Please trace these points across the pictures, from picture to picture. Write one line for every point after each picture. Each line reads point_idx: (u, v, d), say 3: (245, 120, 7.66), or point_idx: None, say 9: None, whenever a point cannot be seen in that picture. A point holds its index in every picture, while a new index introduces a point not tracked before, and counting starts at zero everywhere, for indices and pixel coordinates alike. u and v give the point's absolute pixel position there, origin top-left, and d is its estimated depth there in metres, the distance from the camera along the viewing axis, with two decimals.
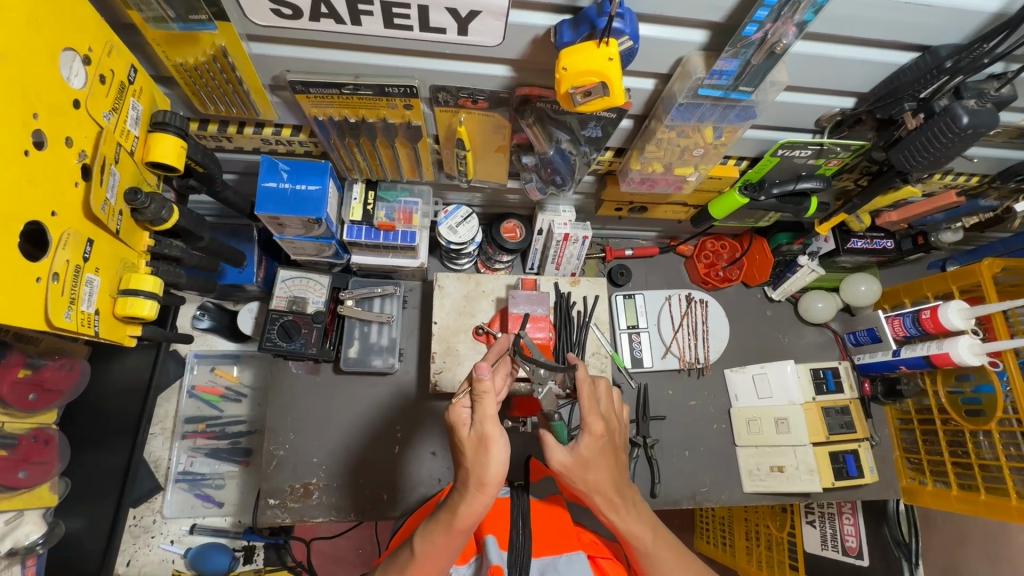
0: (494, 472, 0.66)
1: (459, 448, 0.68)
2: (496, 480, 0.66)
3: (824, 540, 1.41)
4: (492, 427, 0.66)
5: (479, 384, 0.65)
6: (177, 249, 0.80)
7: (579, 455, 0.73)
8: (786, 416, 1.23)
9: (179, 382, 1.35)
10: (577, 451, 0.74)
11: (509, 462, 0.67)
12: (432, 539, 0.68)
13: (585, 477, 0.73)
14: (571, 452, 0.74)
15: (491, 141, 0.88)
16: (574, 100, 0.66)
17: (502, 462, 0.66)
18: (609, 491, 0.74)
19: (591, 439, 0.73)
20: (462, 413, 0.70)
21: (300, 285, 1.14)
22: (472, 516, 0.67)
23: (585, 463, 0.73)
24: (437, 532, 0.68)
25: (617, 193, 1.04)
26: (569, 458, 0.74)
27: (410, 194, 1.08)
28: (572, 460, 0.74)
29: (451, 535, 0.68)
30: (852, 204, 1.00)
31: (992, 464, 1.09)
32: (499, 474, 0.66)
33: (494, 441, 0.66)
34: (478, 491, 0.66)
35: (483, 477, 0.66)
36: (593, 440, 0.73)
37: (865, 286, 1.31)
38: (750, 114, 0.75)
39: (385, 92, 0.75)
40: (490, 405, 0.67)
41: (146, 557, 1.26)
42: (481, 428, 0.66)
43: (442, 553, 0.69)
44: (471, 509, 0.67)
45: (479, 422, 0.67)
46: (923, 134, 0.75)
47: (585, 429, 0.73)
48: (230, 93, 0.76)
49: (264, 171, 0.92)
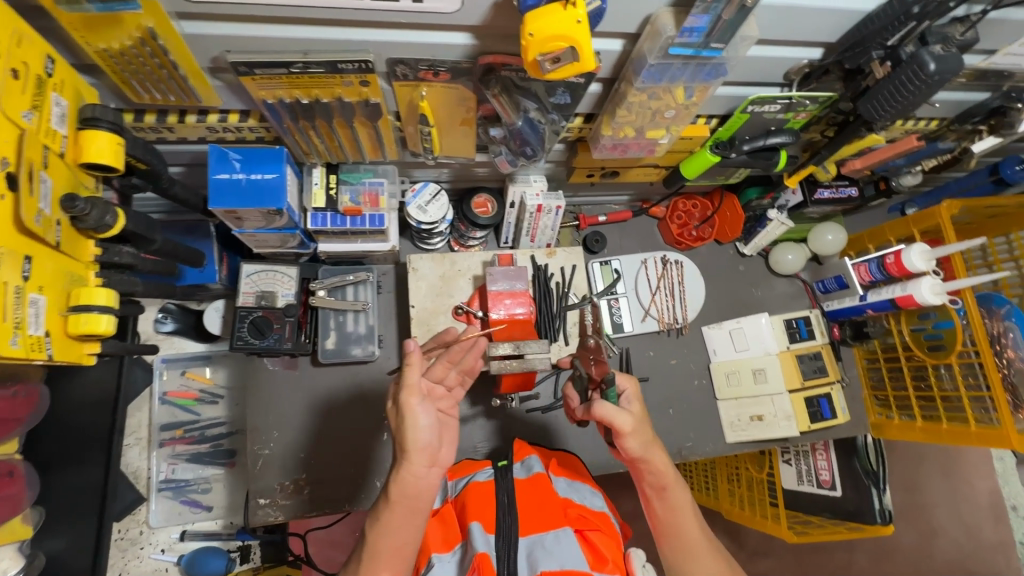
0: (412, 436, 0.67)
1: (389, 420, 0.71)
2: (420, 444, 0.67)
3: (801, 475, 1.46)
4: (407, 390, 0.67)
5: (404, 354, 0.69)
6: (128, 256, 0.73)
7: (634, 411, 0.80)
8: (763, 366, 1.28)
9: (148, 389, 1.29)
10: (631, 408, 0.80)
11: (430, 427, 0.68)
12: (381, 521, 0.66)
13: (643, 433, 0.79)
14: (629, 410, 0.79)
15: (456, 114, 0.84)
16: (542, 68, 0.62)
17: (421, 426, 0.67)
18: (665, 466, 0.80)
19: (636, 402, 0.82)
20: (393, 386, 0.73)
21: (267, 278, 1.09)
22: (407, 485, 0.67)
23: (641, 423, 0.79)
24: (382, 514, 0.67)
25: (589, 159, 1.01)
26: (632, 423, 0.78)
27: (374, 174, 1.02)
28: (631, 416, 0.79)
29: (392, 509, 0.67)
30: (821, 155, 1.02)
31: (953, 395, 1.16)
32: (420, 438, 0.67)
33: (412, 406, 0.68)
34: (404, 457, 0.67)
35: (403, 443, 0.67)
36: (636, 396, 0.83)
37: (832, 235, 1.34)
38: (721, 71, 0.74)
39: (337, 69, 0.70)
40: (411, 372, 0.68)
41: (138, 568, 1.23)
42: (400, 394, 0.68)
43: (398, 532, 0.66)
44: (403, 479, 0.67)
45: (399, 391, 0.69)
46: (891, 83, 0.75)
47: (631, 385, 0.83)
48: (165, 80, 0.69)
49: (213, 162, 0.85)
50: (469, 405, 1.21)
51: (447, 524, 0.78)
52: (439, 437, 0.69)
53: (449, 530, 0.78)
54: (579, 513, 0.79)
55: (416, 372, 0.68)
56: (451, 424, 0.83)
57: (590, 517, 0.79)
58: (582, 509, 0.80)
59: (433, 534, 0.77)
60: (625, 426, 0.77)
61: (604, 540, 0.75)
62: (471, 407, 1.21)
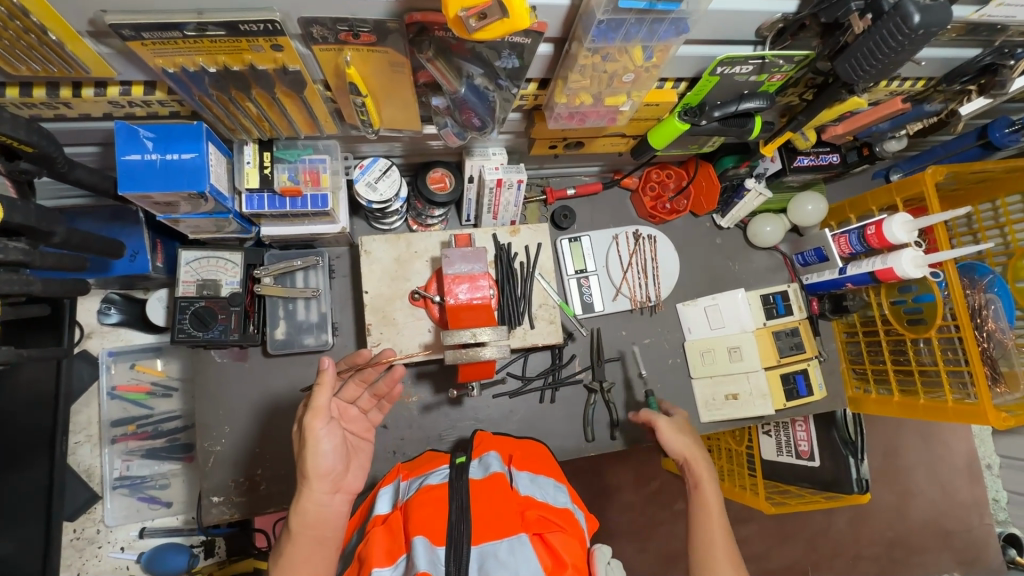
0: (315, 463, 0.74)
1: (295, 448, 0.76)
2: (322, 470, 0.74)
3: (780, 447, 1.44)
4: (309, 421, 0.72)
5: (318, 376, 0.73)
6: (17, 252, 0.64)
7: (676, 422, 1.01)
8: (738, 344, 1.23)
9: (96, 384, 1.23)
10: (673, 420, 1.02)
11: (329, 454, 0.74)
12: (284, 554, 0.72)
13: (676, 435, 0.98)
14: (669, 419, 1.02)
15: (390, 82, 0.75)
16: (467, 27, 0.53)
17: (323, 452, 0.74)
18: (698, 471, 0.95)
19: (680, 421, 1.05)
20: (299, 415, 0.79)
21: (208, 265, 1.02)
22: (312, 514, 0.74)
23: (682, 430, 1.00)
24: (287, 544, 0.73)
25: (547, 129, 0.93)
26: (672, 425, 1.00)
27: (315, 150, 0.94)
28: (670, 422, 1.00)
29: (296, 542, 0.72)
30: (797, 121, 0.94)
31: (931, 369, 1.12)
32: (320, 463, 0.74)
33: (314, 431, 0.73)
34: (305, 483, 0.74)
35: (304, 469, 0.74)
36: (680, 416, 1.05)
37: (812, 205, 1.28)
38: (682, 28, 0.65)
39: (240, 31, 0.61)
40: (319, 396, 0.73)
41: (97, 567, 1.19)
42: (305, 418, 0.73)
43: (301, 564, 0.71)
44: (305, 505, 0.74)
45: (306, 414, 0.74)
46: (872, 37, 0.67)
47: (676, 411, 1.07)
48: (38, 49, 0.59)
49: (121, 140, 0.76)
50: (432, 393, 1.16)
51: (392, 534, 0.72)
52: (342, 462, 0.76)
53: (393, 542, 0.71)
54: (539, 514, 0.73)
55: (320, 399, 0.72)
56: (365, 448, 0.86)
57: (551, 517, 0.73)
58: (543, 509, 0.74)
59: (377, 545, 0.71)
60: (660, 424, 0.99)
61: (565, 542, 0.70)
62: (435, 394, 1.16)
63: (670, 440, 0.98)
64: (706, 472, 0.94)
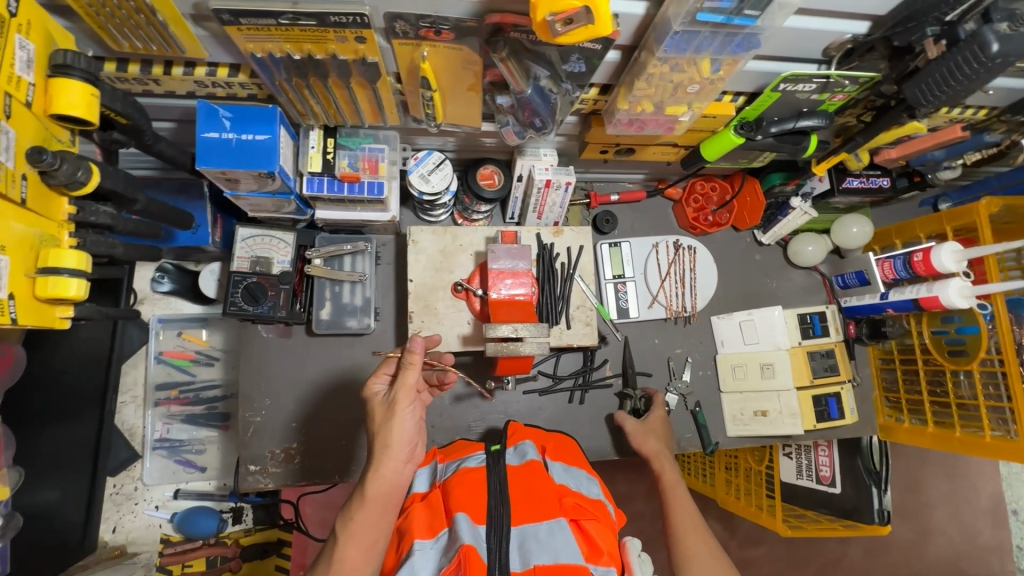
0: (398, 434, 0.77)
1: (374, 418, 0.78)
2: (402, 442, 0.77)
3: (800, 470, 1.44)
4: (401, 392, 0.77)
5: (407, 355, 0.76)
6: (106, 216, 0.70)
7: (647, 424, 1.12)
8: (772, 361, 1.23)
9: (144, 348, 1.29)
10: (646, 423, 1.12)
11: (410, 429, 0.78)
12: (353, 519, 0.74)
13: (645, 439, 1.10)
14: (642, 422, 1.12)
15: (459, 78, 0.78)
16: (552, 30, 0.56)
17: (406, 427, 0.77)
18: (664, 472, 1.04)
19: (655, 415, 1.14)
20: (374, 389, 0.82)
21: (263, 243, 1.05)
22: (384, 482, 0.76)
23: (649, 430, 1.11)
24: (354, 510, 0.75)
25: (602, 134, 0.94)
26: (638, 426, 1.12)
27: (375, 140, 0.97)
28: (641, 427, 1.12)
29: (366, 507, 0.74)
30: (854, 142, 0.94)
31: (970, 403, 1.10)
32: (402, 436, 0.77)
33: (401, 405, 0.77)
34: (383, 454, 0.76)
35: (387, 439, 0.76)
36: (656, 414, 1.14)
37: (858, 227, 1.26)
38: (754, 43, 0.67)
39: (330, 22, 0.64)
40: (409, 374, 0.77)
41: (133, 523, 1.25)
42: (394, 393, 0.77)
43: (367, 530, 0.74)
44: (379, 476, 0.76)
45: (395, 389, 0.77)
46: (945, 63, 0.67)
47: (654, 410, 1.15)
48: (143, 27, 0.63)
49: (202, 119, 0.80)
50: (465, 384, 1.18)
51: (433, 510, 0.77)
52: (417, 437, 0.80)
53: (435, 517, 0.76)
54: (575, 501, 0.77)
55: (410, 372, 0.77)
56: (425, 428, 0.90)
57: (586, 506, 0.78)
58: (578, 497, 0.79)
59: (418, 520, 0.76)
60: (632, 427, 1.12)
61: (599, 530, 0.75)
62: (467, 386, 1.18)
63: (639, 443, 1.10)
64: (668, 465, 1.05)
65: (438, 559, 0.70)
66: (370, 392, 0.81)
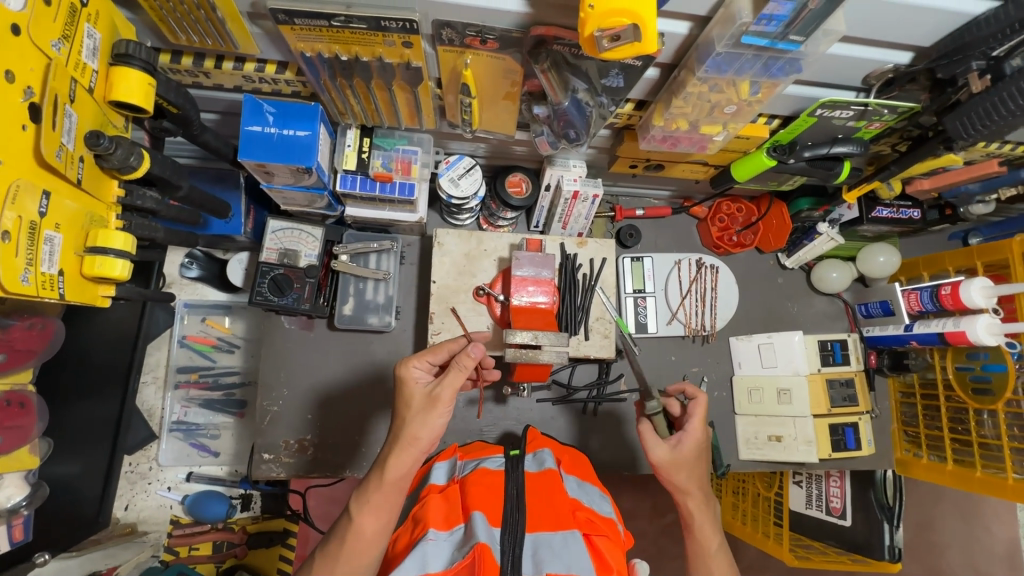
0: (426, 430, 0.77)
1: (409, 403, 0.78)
2: (424, 438, 0.77)
3: (810, 499, 1.40)
4: (444, 392, 0.76)
5: (463, 359, 0.75)
6: (151, 201, 0.73)
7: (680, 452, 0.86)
8: (789, 387, 1.22)
9: (168, 331, 1.32)
10: (680, 451, 0.87)
11: (439, 429, 0.78)
12: (367, 499, 0.76)
13: (682, 472, 0.87)
14: (674, 451, 0.87)
15: (498, 87, 0.79)
16: (598, 46, 0.57)
17: (437, 425, 0.77)
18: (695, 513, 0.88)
19: (689, 443, 0.87)
20: (413, 372, 0.81)
21: (292, 236, 1.08)
22: (403, 468, 0.76)
23: (678, 464, 0.87)
24: (371, 492, 0.76)
25: (634, 149, 0.95)
26: (667, 457, 0.87)
27: (409, 142, 0.99)
28: (673, 457, 0.87)
29: (383, 490, 0.76)
30: (887, 171, 0.93)
31: (992, 443, 1.07)
32: (427, 433, 0.77)
33: (441, 404, 0.76)
34: (406, 445, 0.76)
35: (415, 431, 0.76)
36: (695, 441, 0.87)
37: (884, 257, 1.25)
38: (795, 68, 0.67)
39: (381, 26, 0.66)
40: (456, 377, 0.76)
41: (145, 501, 1.27)
42: (436, 391, 0.76)
43: (378, 508, 0.76)
44: (399, 463, 0.76)
45: (438, 386, 0.77)
46: (989, 98, 0.67)
47: (693, 434, 0.88)
48: (202, 22, 0.66)
49: (247, 112, 0.83)
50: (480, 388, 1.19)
51: (450, 503, 0.79)
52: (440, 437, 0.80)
53: (452, 512, 0.77)
54: (588, 516, 0.78)
55: (460, 376, 0.76)
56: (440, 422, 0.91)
57: (598, 522, 0.78)
58: (591, 512, 0.80)
59: (435, 512, 0.77)
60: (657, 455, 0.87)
61: (610, 546, 0.74)
62: (482, 390, 1.18)
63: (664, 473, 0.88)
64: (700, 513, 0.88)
65: (452, 551, 0.70)
66: (408, 373, 0.80)
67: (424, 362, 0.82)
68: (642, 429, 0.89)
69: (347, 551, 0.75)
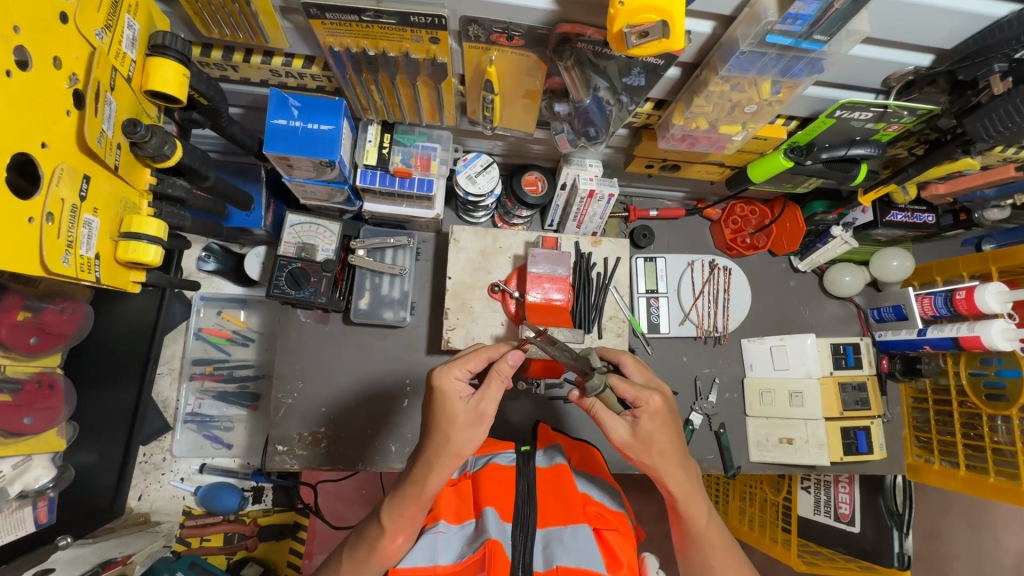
0: (466, 446, 0.75)
1: (452, 418, 0.74)
2: (461, 450, 0.75)
3: (817, 506, 1.38)
4: (490, 407, 0.75)
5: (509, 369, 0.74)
6: (181, 189, 0.75)
7: (638, 431, 0.80)
8: (801, 389, 1.21)
9: (185, 323, 1.34)
10: (638, 430, 0.80)
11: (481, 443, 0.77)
12: (394, 505, 0.77)
13: (646, 450, 0.81)
14: (631, 431, 0.81)
15: (521, 85, 0.80)
16: (626, 42, 0.58)
17: (477, 440, 0.76)
18: (674, 485, 0.83)
19: (650, 417, 0.80)
20: (455, 384, 0.75)
21: (309, 231, 1.08)
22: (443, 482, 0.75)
23: (642, 443, 0.80)
24: (407, 505, 0.75)
25: (652, 149, 0.96)
26: (630, 436, 0.81)
27: (428, 138, 0.99)
28: (632, 436, 0.81)
29: (417, 504, 0.75)
30: (904, 174, 0.94)
31: (1006, 448, 1.07)
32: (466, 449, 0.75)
33: (486, 417, 0.75)
34: (449, 463, 0.74)
35: (456, 449, 0.74)
36: (651, 418, 0.80)
37: (897, 261, 1.25)
38: (817, 68, 0.68)
39: (409, 22, 0.67)
40: (496, 387, 0.75)
41: (158, 492, 1.29)
42: (480, 405, 0.74)
43: (405, 519, 0.76)
44: (438, 479, 0.75)
45: (481, 400, 0.75)
46: (1010, 100, 0.68)
47: (645, 409, 0.80)
48: (235, 15, 0.68)
49: (273, 106, 0.84)
50: None
51: (462, 498, 0.81)
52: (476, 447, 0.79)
53: (464, 506, 0.80)
54: (597, 511, 0.78)
55: (502, 388, 0.76)
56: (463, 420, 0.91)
57: (608, 516, 0.79)
58: (601, 507, 0.80)
59: (447, 504, 0.80)
60: (616, 436, 0.81)
61: (621, 542, 0.75)
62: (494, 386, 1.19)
63: (632, 454, 0.82)
64: (679, 485, 0.83)
65: (462, 546, 0.74)
66: (450, 385, 0.75)
67: (463, 371, 0.77)
68: (595, 412, 0.81)
69: (373, 559, 0.76)
